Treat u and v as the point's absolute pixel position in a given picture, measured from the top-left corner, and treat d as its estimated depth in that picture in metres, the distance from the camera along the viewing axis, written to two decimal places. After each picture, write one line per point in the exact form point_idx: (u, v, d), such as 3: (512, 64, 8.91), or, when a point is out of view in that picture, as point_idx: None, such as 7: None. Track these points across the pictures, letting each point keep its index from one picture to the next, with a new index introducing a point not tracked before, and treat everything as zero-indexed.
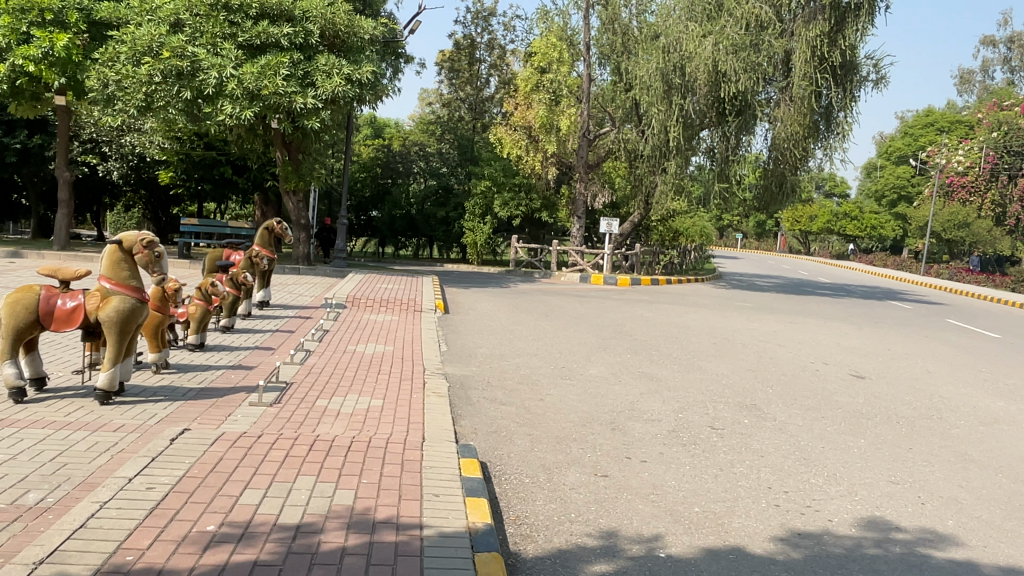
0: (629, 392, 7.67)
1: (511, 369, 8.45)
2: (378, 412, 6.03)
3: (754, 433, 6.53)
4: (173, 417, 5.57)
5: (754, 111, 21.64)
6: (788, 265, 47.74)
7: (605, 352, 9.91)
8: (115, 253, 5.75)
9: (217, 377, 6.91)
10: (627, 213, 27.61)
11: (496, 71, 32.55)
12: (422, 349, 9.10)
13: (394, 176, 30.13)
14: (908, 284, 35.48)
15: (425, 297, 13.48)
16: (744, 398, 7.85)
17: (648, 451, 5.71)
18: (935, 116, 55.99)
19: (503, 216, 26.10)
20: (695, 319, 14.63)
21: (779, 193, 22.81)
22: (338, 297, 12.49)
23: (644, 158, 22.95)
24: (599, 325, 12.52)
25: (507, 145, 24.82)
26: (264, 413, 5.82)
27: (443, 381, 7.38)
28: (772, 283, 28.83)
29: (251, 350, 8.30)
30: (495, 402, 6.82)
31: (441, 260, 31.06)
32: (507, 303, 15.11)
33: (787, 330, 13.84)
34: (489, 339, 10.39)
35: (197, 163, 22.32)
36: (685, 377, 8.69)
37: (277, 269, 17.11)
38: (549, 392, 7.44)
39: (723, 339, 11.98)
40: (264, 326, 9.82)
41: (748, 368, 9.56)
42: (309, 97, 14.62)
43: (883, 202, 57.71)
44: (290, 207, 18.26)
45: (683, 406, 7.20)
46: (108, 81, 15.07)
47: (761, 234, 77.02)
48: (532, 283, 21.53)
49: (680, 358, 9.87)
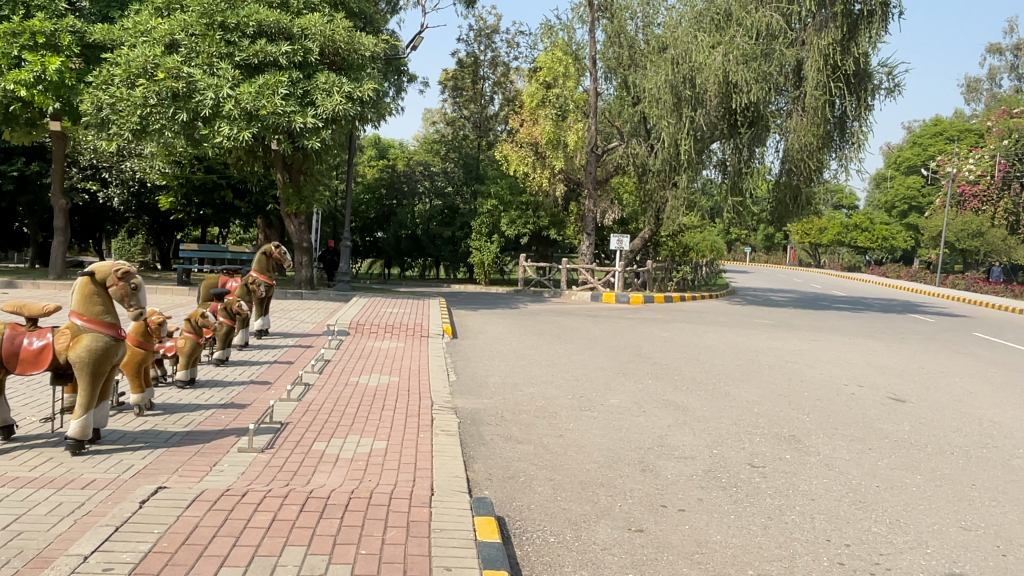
0: (656, 425, 7.05)
1: (525, 400, 7.85)
2: (380, 457, 5.41)
3: (798, 472, 5.89)
4: (152, 468, 4.97)
5: (766, 122, 21.11)
6: (800, 278, 46.93)
7: (625, 378, 9.29)
8: (87, 286, 5.19)
9: (206, 419, 6.32)
10: (637, 229, 27.03)
11: (500, 89, 32.12)
12: (430, 379, 8.49)
13: (400, 198, 29.73)
14: (924, 296, 34.73)
15: (433, 321, 12.90)
16: (781, 428, 7.21)
17: (685, 497, 5.08)
18: (944, 125, 55.30)
19: (510, 234, 25.75)
20: (714, 338, 14.00)
21: (794, 206, 22.30)
22: (342, 324, 11.92)
23: (653, 173, 22.41)
24: (615, 348, 11.90)
25: (514, 162, 24.25)
26: (253, 461, 5.20)
27: (454, 417, 6.77)
28: (787, 298, 28.15)
29: (246, 385, 7.70)
30: (510, 440, 6.21)
31: (448, 281, 30.48)
32: (517, 326, 14.51)
33: (813, 348, 13.18)
34: (501, 365, 9.79)
35: (197, 188, 21.90)
36: (714, 405, 8.06)
37: (278, 294, 16.55)
38: (568, 426, 6.82)
39: (747, 360, 11.35)
40: (263, 358, 9.23)
41: (780, 393, 8.91)
42: (309, 117, 14.20)
43: (894, 213, 56.99)
44: (291, 230, 17.72)
45: (716, 440, 6.58)
46: (102, 105, 14.65)
47: (770, 248, 76.37)
48: (542, 303, 20.96)
49: (706, 383, 9.24)
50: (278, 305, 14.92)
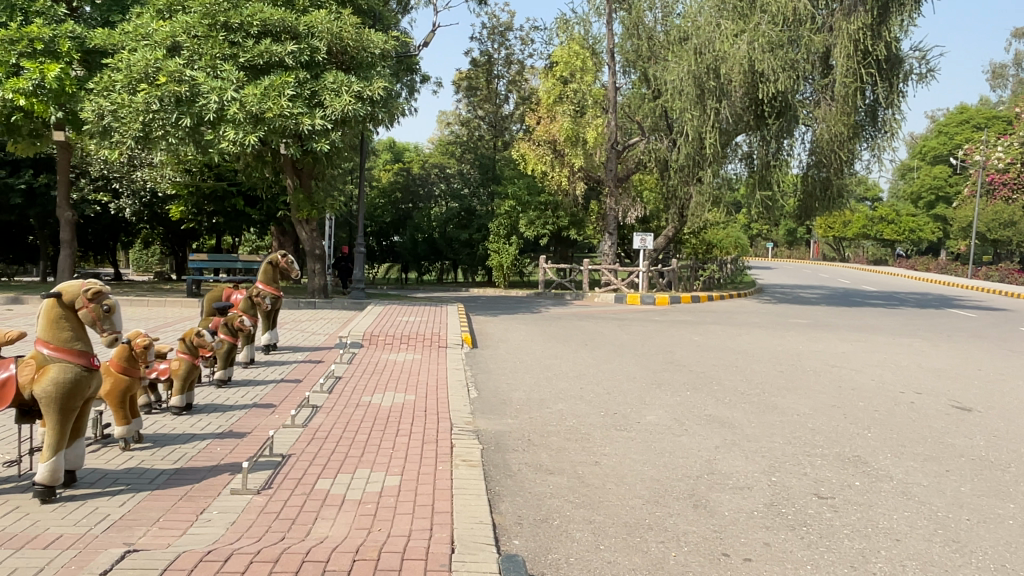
0: (702, 447, 6.29)
1: (554, 419, 7.11)
2: (392, 498, 4.71)
3: (874, 504, 5.11)
4: (129, 519, 4.30)
5: (796, 112, 20.21)
6: (827, 273, 45.88)
7: (660, 390, 8.53)
8: (53, 309, 4.54)
9: (199, 452, 5.67)
10: (659, 227, 26.20)
11: (515, 87, 31.40)
12: (449, 397, 7.79)
13: (415, 201, 29.23)
14: (959, 290, 33.58)
15: (451, 330, 12.21)
16: (842, 447, 6.42)
17: (750, 540, 4.34)
18: (970, 112, 53.73)
19: (529, 236, 25.03)
20: (750, 340, 13.19)
21: (824, 199, 21.40)
22: (354, 335, 11.25)
23: (676, 169, 21.66)
24: (645, 355, 11.13)
25: (531, 162, 23.44)
26: (246, 507, 4.53)
27: (476, 442, 6.06)
28: (817, 294, 27.21)
29: (247, 410, 7.03)
30: (540, 469, 5.50)
31: (466, 284, 29.82)
32: (539, 332, 13.78)
33: (857, 350, 12.33)
34: (525, 378, 9.08)
35: (208, 196, 21.35)
36: (762, 420, 7.28)
37: (290, 305, 15.91)
38: (604, 451, 6.08)
39: (789, 365, 10.54)
40: (269, 377, 8.56)
41: (832, 404, 8.12)
42: (317, 118, 13.60)
43: (919, 204, 55.43)
44: (303, 236, 17.11)
45: (772, 465, 5.82)
46: (104, 112, 14.11)
47: (793, 242, 75.10)
48: (564, 306, 20.23)
49: (749, 395, 8.46)
50: (290, 315, 14.32)
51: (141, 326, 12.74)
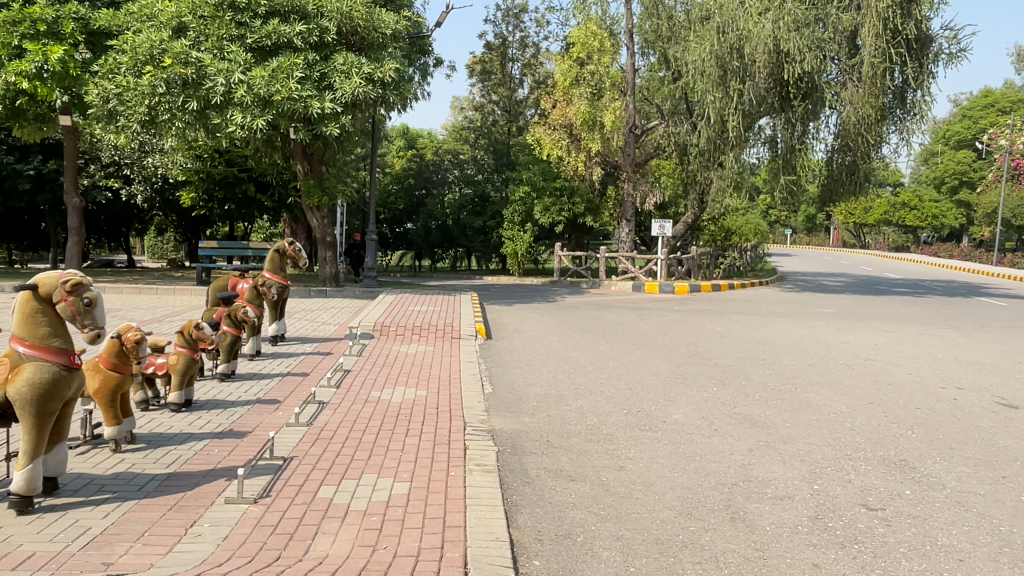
0: (734, 450, 5.85)
1: (574, 417, 6.68)
2: (400, 509, 4.29)
3: (929, 516, 4.64)
4: (111, 533, 3.92)
5: (823, 93, 19.51)
6: (848, 260, 45.07)
7: (685, 385, 8.08)
8: (30, 304, 4.17)
9: (195, 455, 5.29)
10: (678, 214, 25.67)
11: (530, 71, 30.77)
12: (463, 393, 7.38)
13: (428, 187, 28.67)
14: (985, 278, 32.78)
15: (465, 320, 11.79)
16: (885, 451, 5.96)
17: (796, 560, 3.91)
18: (995, 95, 52.51)
19: (544, 222, 24.54)
20: (775, 331, 12.69)
21: (850, 183, 20.76)
22: (365, 325, 10.86)
23: (696, 154, 21.22)
24: (667, 346, 10.68)
25: (547, 146, 22.90)
26: (240, 520, 4.14)
27: (491, 444, 5.64)
28: (840, 282, 26.60)
29: (249, 406, 6.64)
30: (562, 475, 5.08)
31: (480, 272, 29.42)
32: (556, 322, 13.35)
33: (889, 341, 11.80)
34: (542, 372, 8.65)
35: (219, 181, 20.99)
36: (796, 420, 6.82)
37: (300, 293, 15.55)
38: (629, 454, 5.65)
39: (819, 358, 10.05)
40: (275, 370, 8.17)
41: (869, 402, 7.63)
42: (327, 101, 13.17)
43: (942, 189, 54.20)
44: (313, 223, 16.69)
45: (812, 472, 5.36)
46: (109, 95, 13.80)
47: (812, 229, 74.10)
48: (581, 294, 19.78)
49: (780, 391, 7.99)
50: (300, 304, 13.97)
51: (148, 315, 12.42)
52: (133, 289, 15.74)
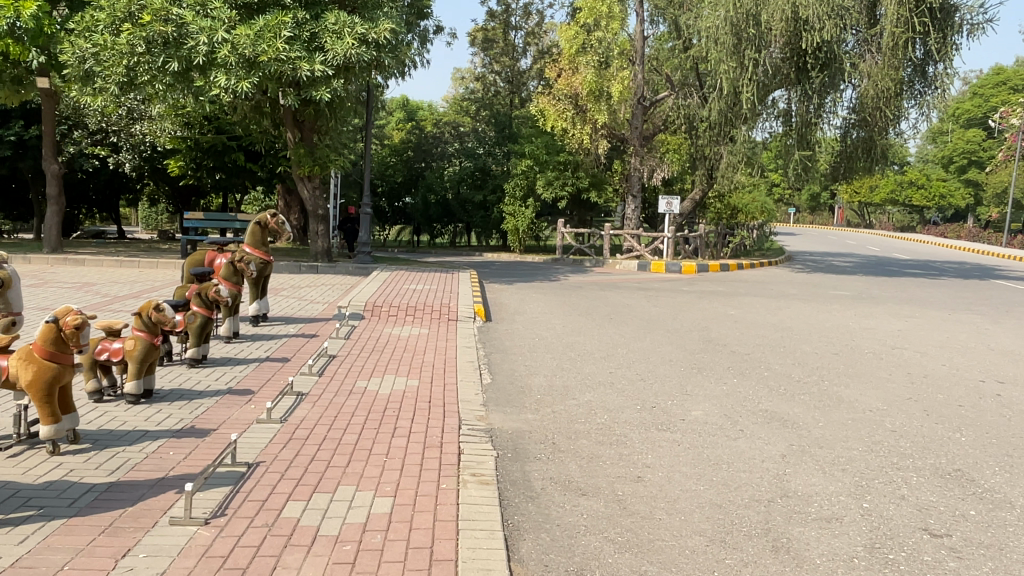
0: (765, 456, 5.13)
1: (582, 414, 5.97)
2: (379, 536, 3.58)
3: (1006, 545, 3.93)
4: (22, 567, 3.20)
5: (841, 64, 18.58)
6: (854, 239, 44.28)
7: (703, 376, 7.37)
8: None
9: (145, 459, 4.55)
10: (684, 190, 24.89)
11: (534, 40, 29.77)
12: (459, 384, 6.66)
13: (428, 160, 28.42)
14: (996, 258, 32.09)
15: (463, 300, 11.04)
16: (936, 459, 5.24)
17: None
18: (1007, 73, 51.37)
19: (547, 197, 23.69)
20: (791, 314, 11.97)
21: (866, 160, 19.92)
22: (355, 305, 10.11)
23: (706, 127, 20.43)
24: (679, 331, 9.95)
25: (551, 118, 22.02)
26: (184, 549, 3.42)
27: (488, 449, 4.93)
28: (850, 263, 25.88)
29: (218, 397, 5.92)
30: (572, 488, 4.37)
31: (480, 248, 28.61)
32: (558, 302, 12.61)
33: (914, 327, 11.08)
34: (546, 359, 7.93)
35: (208, 150, 20.16)
36: (829, 419, 6.10)
37: (289, 269, 14.80)
38: (646, 460, 4.93)
39: (844, 346, 9.32)
40: (252, 354, 7.43)
41: (905, 398, 6.92)
42: (317, 63, 12.39)
43: (950, 169, 53.21)
44: (305, 195, 15.87)
45: (858, 485, 4.65)
46: (85, 55, 12.98)
47: (816, 208, 73.39)
48: (584, 273, 19.01)
49: (806, 384, 7.27)
50: (288, 281, 13.22)
51: (124, 289, 11.68)
52: (114, 261, 14.98)
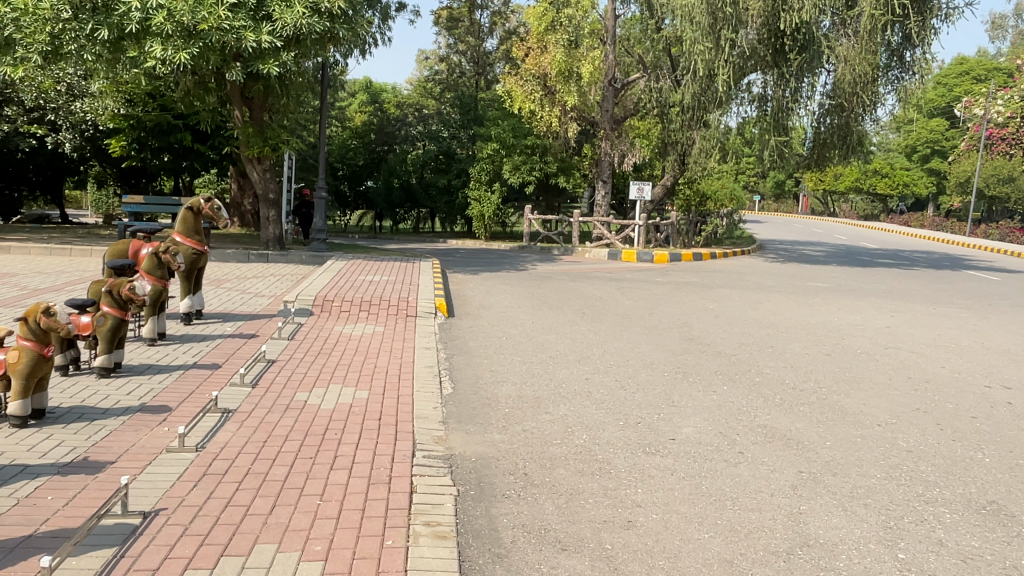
0: (771, 488, 4.37)
1: (559, 432, 5.17)
2: None
3: None
4: None
5: (819, 46, 17.95)
6: (821, 228, 44.18)
7: (690, 384, 6.61)
8: None
9: (14, 507, 3.63)
10: (654, 176, 24.25)
11: (500, 21, 28.85)
12: (415, 395, 5.79)
13: (391, 143, 27.53)
14: (961, 248, 32.08)
15: (424, 293, 10.12)
16: (966, 487, 4.52)
17: None
18: (970, 63, 51.82)
19: (513, 182, 22.83)
20: (773, 309, 11.30)
21: (841, 147, 19.37)
22: (303, 299, 9.16)
23: (679, 112, 19.87)
24: (657, 328, 9.20)
25: (518, 99, 21.12)
26: None
27: (448, 485, 4.09)
28: (820, 252, 25.50)
29: (125, 418, 4.99)
30: (550, 541, 3.56)
31: (444, 234, 27.64)
32: (526, 294, 11.78)
33: (901, 323, 10.49)
34: (514, 363, 7.12)
35: (152, 129, 18.89)
36: (836, 437, 5.38)
37: (237, 257, 13.74)
38: (636, 497, 4.15)
39: (834, 346, 8.65)
40: (178, 360, 6.47)
41: (912, 409, 6.24)
42: (263, 33, 11.38)
43: (913, 158, 53.42)
44: (254, 178, 14.78)
45: (886, 528, 3.91)
46: (4, 21, 11.77)
47: (780, 196, 73.65)
48: (552, 261, 18.19)
49: (803, 392, 6.56)
50: (234, 271, 12.19)
51: (47, 280, 10.55)
52: (43, 249, 13.75)
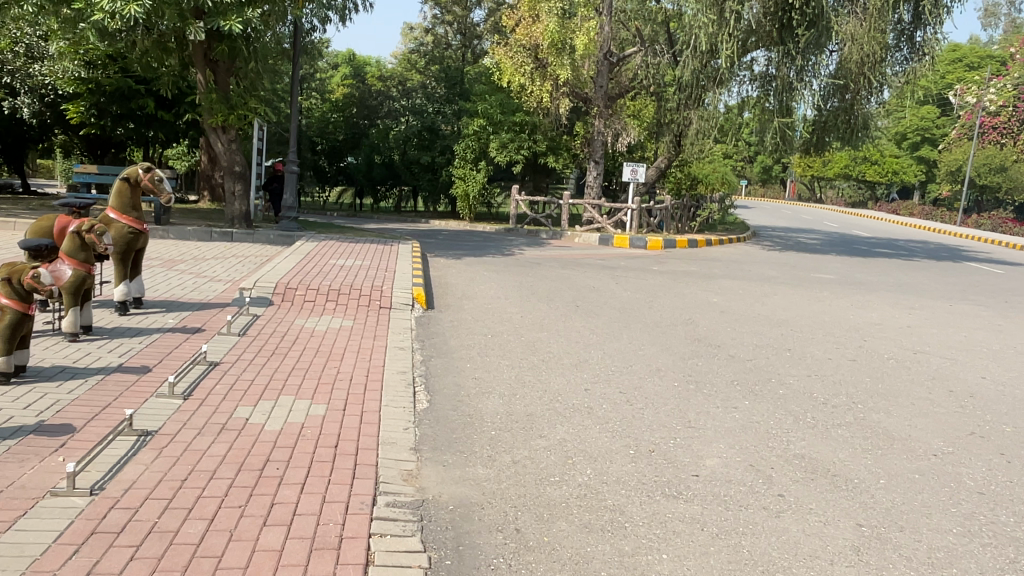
0: (831, 553, 3.42)
1: (556, 467, 4.17)
2: None
3: None
4: None
5: (828, 22, 16.88)
6: (811, 215, 43.45)
7: (709, 398, 5.66)
8: None
9: None
10: (647, 158, 23.23)
11: None
12: (383, 413, 4.77)
13: (372, 117, 26.42)
14: (954, 238, 31.41)
15: (400, 281, 9.10)
16: None
17: None
18: (963, 51, 51.18)
19: (500, 160, 21.78)
20: (782, 303, 10.40)
21: (844, 132, 18.45)
22: (262, 286, 8.10)
23: (676, 90, 18.87)
24: (660, 326, 8.26)
25: (507, 72, 20.00)
26: None
27: (419, 555, 3.10)
28: (817, 240, 24.68)
29: (11, 443, 3.94)
30: None
31: (427, 214, 26.54)
32: (514, 283, 10.80)
33: (923, 322, 9.60)
34: (499, 368, 6.12)
35: (112, 95, 17.55)
36: (891, 473, 4.45)
37: (198, 235, 12.62)
38: (660, 567, 3.17)
39: (859, 349, 7.73)
40: (100, 361, 5.42)
41: (966, 433, 5.32)
42: None
43: (903, 145, 52.72)
44: (219, 149, 13.61)
45: None
46: None
47: (767, 180, 73.10)
48: (541, 245, 17.18)
49: (838, 409, 5.63)
50: (193, 250, 11.09)
51: None
52: None
